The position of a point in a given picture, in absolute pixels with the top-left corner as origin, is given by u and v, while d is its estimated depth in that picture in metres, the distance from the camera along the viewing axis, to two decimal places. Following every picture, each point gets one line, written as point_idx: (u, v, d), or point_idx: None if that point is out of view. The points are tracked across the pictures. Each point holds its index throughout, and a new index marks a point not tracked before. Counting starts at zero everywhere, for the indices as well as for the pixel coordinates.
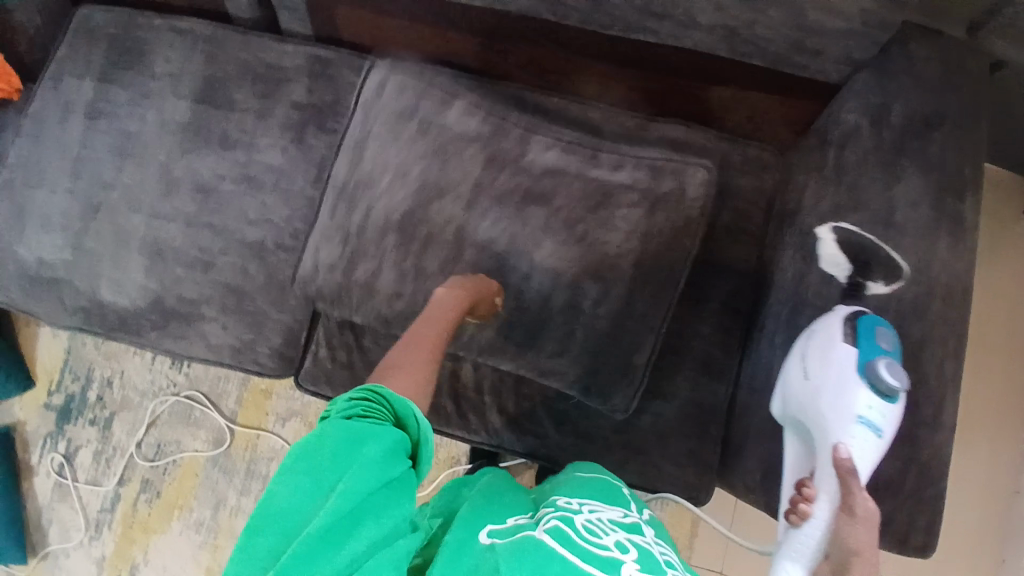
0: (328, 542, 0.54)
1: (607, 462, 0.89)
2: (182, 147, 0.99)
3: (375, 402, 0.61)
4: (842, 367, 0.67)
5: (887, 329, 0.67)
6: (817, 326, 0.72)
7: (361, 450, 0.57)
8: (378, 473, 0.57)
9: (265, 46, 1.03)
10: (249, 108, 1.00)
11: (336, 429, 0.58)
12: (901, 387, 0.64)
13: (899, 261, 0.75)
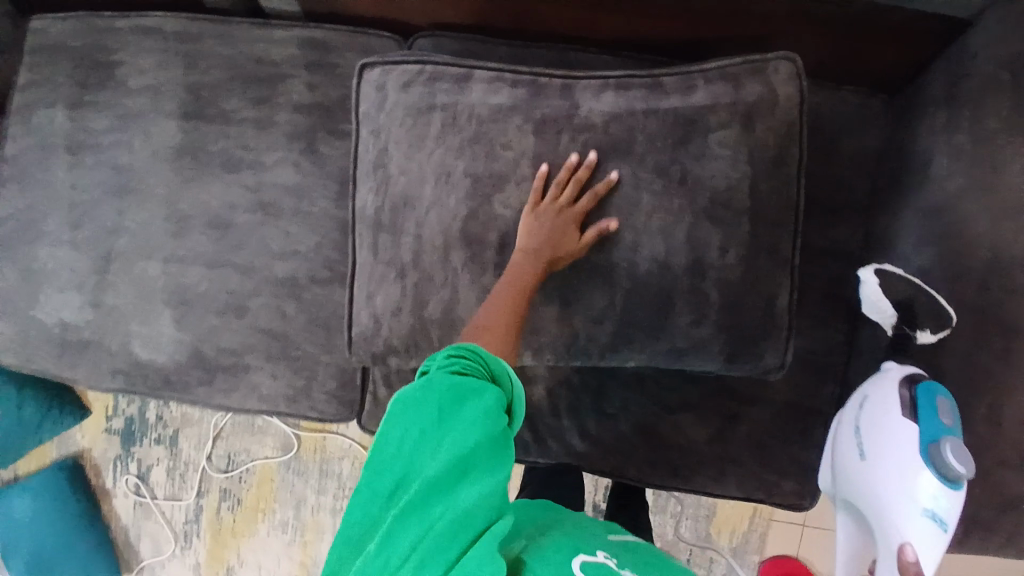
0: (434, 496, 0.51)
1: (703, 472, 0.87)
2: (182, 175, 0.87)
3: (470, 359, 0.56)
4: (901, 447, 0.60)
5: (946, 398, 0.60)
6: (872, 393, 0.65)
7: (459, 410, 0.53)
8: (476, 435, 0.52)
9: (248, 36, 0.86)
10: (248, 118, 0.86)
11: (437, 383, 0.54)
12: (969, 473, 0.56)
13: (948, 310, 0.69)
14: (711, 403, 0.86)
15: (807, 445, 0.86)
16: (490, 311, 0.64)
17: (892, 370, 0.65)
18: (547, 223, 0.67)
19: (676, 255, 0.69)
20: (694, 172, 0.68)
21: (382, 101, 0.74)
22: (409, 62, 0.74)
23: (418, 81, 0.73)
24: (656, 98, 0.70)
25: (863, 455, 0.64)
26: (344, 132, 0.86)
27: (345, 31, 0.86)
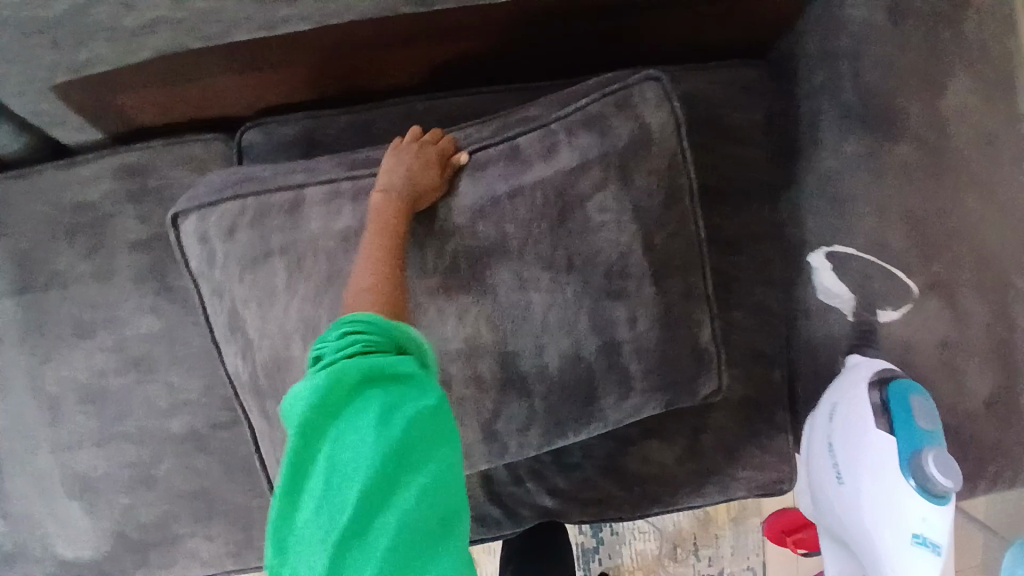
0: (383, 495, 0.45)
1: (683, 491, 0.83)
2: (37, 355, 0.77)
3: (371, 333, 0.49)
4: (883, 462, 0.68)
5: (922, 403, 0.67)
6: (841, 406, 0.71)
7: (381, 390, 0.47)
8: (407, 414, 0.46)
9: (56, 180, 0.75)
10: (86, 272, 0.76)
11: (341, 373, 0.47)
12: (955, 485, 0.63)
13: (909, 286, 0.69)
14: (673, 423, 0.81)
15: (773, 434, 0.82)
16: (366, 261, 0.56)
17: (862, 371, 0.70)
18: (399, 163, 0.62)
19: (586, 333, 0.64)
20: (587, 251, 0.63)
21: (214, 256, 0.66)
22: (228, 195, 0.66)
23: (245, 221, 0.65)
24: (518, 171, 0.64)
25: (843, 480, 0.71)
26: None
27: (161, 145, 0.76)
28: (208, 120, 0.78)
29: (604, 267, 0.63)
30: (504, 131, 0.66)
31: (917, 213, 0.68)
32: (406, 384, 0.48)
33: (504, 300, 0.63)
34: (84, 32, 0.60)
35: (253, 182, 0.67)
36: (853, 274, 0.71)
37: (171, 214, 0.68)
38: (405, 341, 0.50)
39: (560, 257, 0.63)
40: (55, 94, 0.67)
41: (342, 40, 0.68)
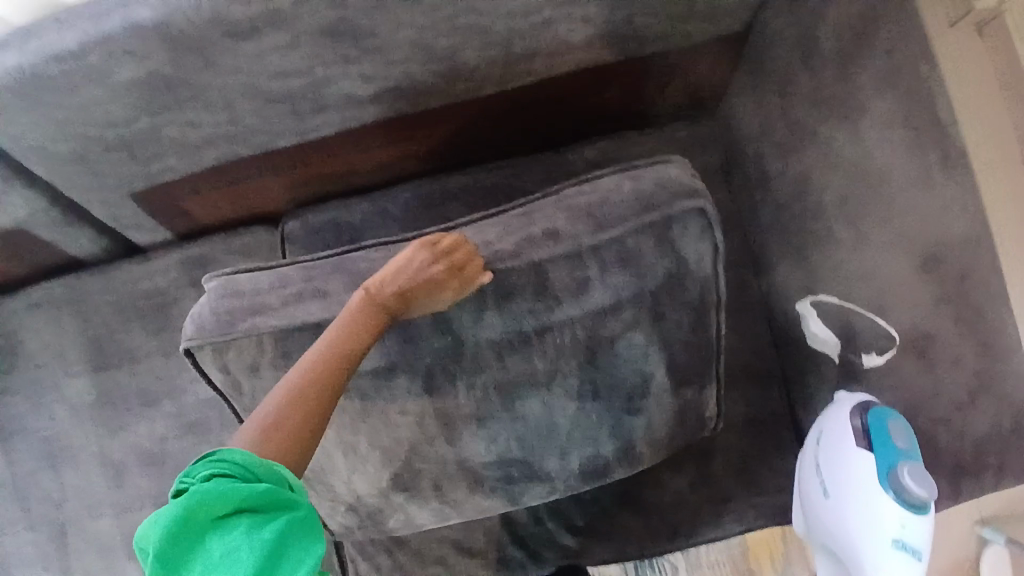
0: None
1: (702, 525, 0.85)
2: (105, 426, 0.88)
3: (233, 470, 0.52)
4: (863, 475, 0.73)
5: (898, 424, 0.70)
6: (828, 427, 0.77)
7: (240, 520, 0.50)
8: (268, 538, 0.49)
9: (130, 275, 0.90)
10: (152, 350, 0.89)
11: (198, 502, 0.49)
12: (930, 492, 0.69)
13: (887, 330, 0.73)
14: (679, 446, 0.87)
15: (783, 450, 0.86)
16: (289, 399, 0.58)
17: (846, 403, 0.77)
18: (408, 268, 0.63)
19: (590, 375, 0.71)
20: (612, 380, 0.71)
21: (239, 383, 0.69)
22: (240, 329, 0.66)
23: (268, 358, 0.67)
24: (546, 309, 0.66)
25: (829, 495, 0.77)
26: None
27: (219, 238, 0.91)
28: (256, 216, 0.94)
29: (627, 393, 0.72)
30: (523, 248, 0.65)
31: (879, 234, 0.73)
32: (268, 509, 0.51)
33: (532, 412, 0.72)
34: (158, 148, 0.77)
35: (263, 313, 0.67)
36: (831, 318, 0.80)
37: (183, 348, 0.67)
38: (272, 469, 0.53)
39: (584, 388, 0.71)
40: (134, 198, 0.84)
41: (361, 143, 0.84)
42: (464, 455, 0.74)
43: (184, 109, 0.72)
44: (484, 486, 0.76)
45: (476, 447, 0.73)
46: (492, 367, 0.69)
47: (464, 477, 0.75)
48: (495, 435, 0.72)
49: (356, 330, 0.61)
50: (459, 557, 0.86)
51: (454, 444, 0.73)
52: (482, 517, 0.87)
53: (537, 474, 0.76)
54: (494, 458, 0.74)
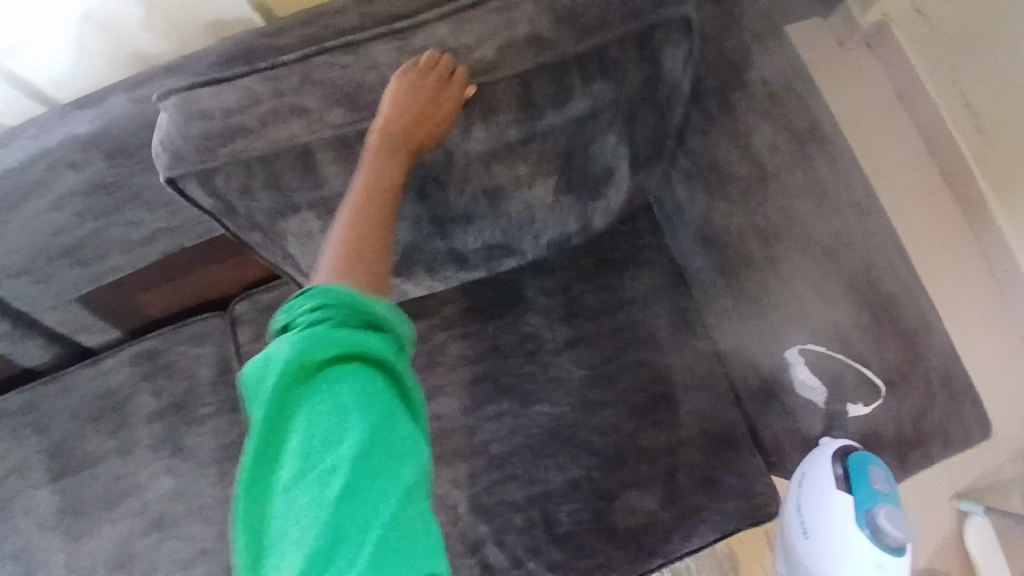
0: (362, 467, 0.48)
1: (676, 541, 0.86)
2: (69, 534, 0.86)
3: (346, 305, 0.53)
4: (845, 518, 0.85)
5: (878, 469, 0.80)
6: (809, 465, 0.86)
7: (351, 371, 0.51)
8: (372, 402, 0.50)
9: (84, 378, 0.91)
10: (111, 450, 0.89)
11: (316, 344, 0.50)
12: (903, 533, 0.82)
13: (875, 381, 0.77)
14: (643, 466, 0.88)
15: (743, 457, 0.88)
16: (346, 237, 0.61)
17: (828, 448, 0.83)
18: (403, 93, 0.65)
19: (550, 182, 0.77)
20: (584, 174, 0.78)
21: (232, 207, 0.70)
22: (223, 151, 0.66)
23: (260, 182, 0.68)
24: (531, 121, 0.70)
25: (809, 539, 0.90)
26: (203, 415, 0.90)
27: (170, 331, 0.93)
28: (204, 302, 0.97)
29: (594, 182, 0.80)
30: (502, 57, 0.67)
31: (784, 237, 0.79)
32: (375, 365, 0.52)
33: (515, 209, 0.79)
34: (103, 250, 0.80)
35: (247, 135, 0.66)
36: (822, 368, 0.79)
37: (165, 176, 0.66)
38: (376, 308, 0.54)
39: (558, 182, 0.78)
40: (81, 300, 0.86)
41: None
42: (455, 245, 0.82)
43: (124, 210, 0.75)
44: (474, 268, 0.87)
45: (465, 239, 0.81)
46: (477, 172, 0.73)
47: (451, 260, 0.84)
48: (482, 230, 0.80)
49: (388, 164, 0.65)
50: None
51: (446, 238, 0.80)
52: (461, 569, 0.86)
53: (513, 250, 0.86)
54: (482, 245, 0.83)
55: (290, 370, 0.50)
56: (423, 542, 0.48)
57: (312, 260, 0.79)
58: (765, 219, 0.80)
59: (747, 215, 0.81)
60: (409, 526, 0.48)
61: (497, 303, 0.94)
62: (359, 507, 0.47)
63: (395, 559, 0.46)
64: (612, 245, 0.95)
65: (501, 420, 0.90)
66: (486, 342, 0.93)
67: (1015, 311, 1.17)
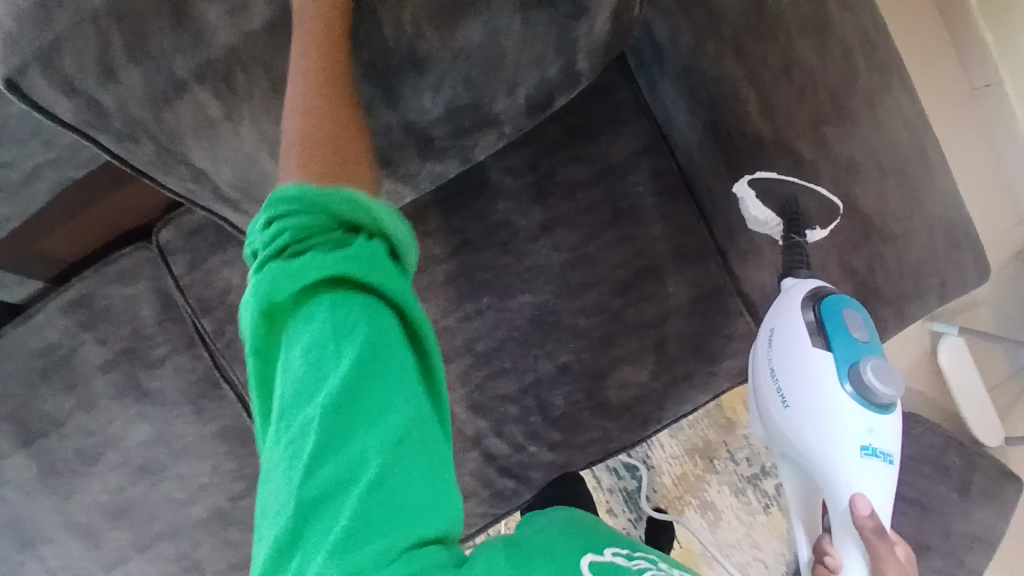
0: (345, 409, 0.40)
1: (670, 407, 0.87)
2: (56, 495, 0.84)
3: (312, 214, 0.43)
4: (824, 376, 0.66)
5: (854, 315, 0.67)
6: (781, 317, 0.71)
7: (326, 300, 0.42)
8: (351, 338, 0.41)
9: (16, 337, 0.82)
10: (73, 407, 0.82)
11: (277, 271, 0.42)
12: (896, 390, 0.64)
13: (833, 201, 0.72)
14: (632, 342, 0.85)
15: (735, 318, 0.86)
16: (307, 108, 0.47)
17: (793, 295, 0.70)
18: None
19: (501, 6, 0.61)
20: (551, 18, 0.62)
21: (97, 104, 0.57)
22: (61, 14, 0.55)
23: (121, 53, 0.56)
24: None
25: (785, 402, 0.69)
26: (162, 356, 0.83)
27: (91, 271, 0.82)
28: (123, 234, 0.84)
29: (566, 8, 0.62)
30: None
31: (782, 83, 0.68)
32: (357, 288, 0.43)
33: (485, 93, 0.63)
34: None
35: None
36: (775, 196, 0.73)
37: (2, 73, 0.55)
38: (335, 203, 0.43)
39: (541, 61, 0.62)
40: None
41: None
42: (409, 115, 0.66)
43: None
44: (441, 150, 0.71)
45: (422, 103, 0.65)
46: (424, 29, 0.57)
47: (412, 143, 0.69)
48: (439, 82, 0.63)
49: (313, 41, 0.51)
50: None
51: (395, 106, 0.64)
52: (463, 463, 0.87)
53: (486, 120, 0.69)
54: (442, 112, 0.67)
55: (260, 297, 0.42)
56: (417, 506, 0.41)
57: (216, 168, 0.63)
58: (759, 66, 0.68)
59: (737, 62, 0.68)
60: (399, 485, 0.41)
61: (459, 192, 0.84)
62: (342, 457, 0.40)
63: (376, 525, 0.40)
64: (580, 106, 0.83)
65: (481, 316, 0.85)
66: (454, 238, 0.85)
67: (986, 114, 1.11)
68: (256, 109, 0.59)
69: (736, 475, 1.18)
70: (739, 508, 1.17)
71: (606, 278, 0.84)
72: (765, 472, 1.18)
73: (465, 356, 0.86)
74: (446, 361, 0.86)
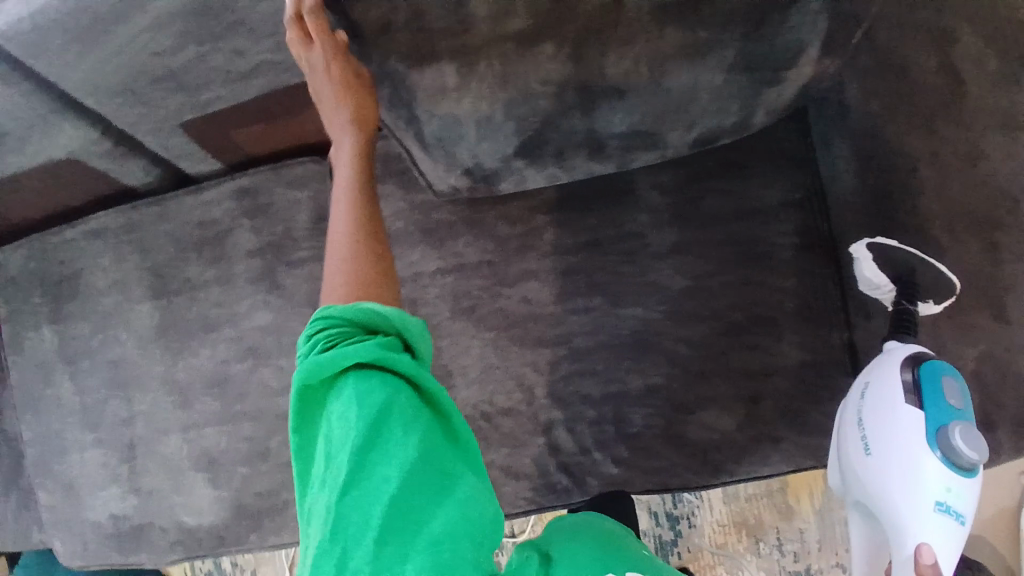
0: (367, 457, 0.52)
1: (749, 464, 0.85)
2: (169, 350, 0.92)
3: (338, 321, 0.57)
4: (909, 436, 0.67)
5: (953, 381, 0.67)
6: (874, 375, 0.72)
7: (352, 378, 0.55)
8: (369, 402, 0.53)
9: (183, 204, 0.91)
10: (210, 279, 0.91)
11: (312, 366, 0.55)
12: (981, 457, 0.64)
13: (951, 279, 0.70)
14: (727, 386, 0.85)
15: (841, 396, 0.84)
16: (340, 252, 0.62)
17: (895, 355, 0.71)
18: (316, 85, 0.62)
19: (735, 38, 0.59)
20: (765, 62, 0.61)
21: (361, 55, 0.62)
22: None
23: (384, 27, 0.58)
24: None
25: (866, 452, 0.71)
26: (299, 259, 0.89)
27: (269, 169, 0.90)
28: (304, 145, 0.91)
29: (775, 66, 0.62)
30: None
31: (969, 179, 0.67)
32: (372, 365, 0.55)
33: (680, 98, 0.64)
34: (203, 77, 0.72)
35: None
36: (892, 263, 0.77)
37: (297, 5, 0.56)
38: (353, 310, 0.57)
39: (743, 85, 0.64)
40: (184, 129, 0.82)
41: None
42: (596, 125, 0.67)
43: (229, 37, 0.67)
44: (608, 159, 0.73)
45: (611, 120, 0.66)
46: (646, 34, 0.58)
47: (586, 147, 0.70)
48: (632, 110, 0.65)
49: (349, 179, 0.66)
50: (507, 481, 0.90)
51: (589, 117, 0.66)
52: (528, 445, 0.89)
53: (657, 143, 0.70)
54: (625, 130, 0.68)
55: (301, 387, 0.56)
56: (441, 524, 0.51)
57: (428, 117, 0.66)
58: (951, 155, 0.67)
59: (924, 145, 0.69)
60: (416, 511, 0.51)
61: (604, 196, 0.89)
62: (368, 498, 0.51)
63: (399, 539, 0.50)
64: (748, 148, 0.86)
65: (589, 314, 0.88)
66: (588, 235, 0.88)
67: None
68: (482, 79, 0.61)
69: (777, 565, 1.13)
70: None
71: (721, 317, 0.85)
72: (808, 573, 1.13)
73: (562, 348, 0.88)
74: (542, 346, 0.89)
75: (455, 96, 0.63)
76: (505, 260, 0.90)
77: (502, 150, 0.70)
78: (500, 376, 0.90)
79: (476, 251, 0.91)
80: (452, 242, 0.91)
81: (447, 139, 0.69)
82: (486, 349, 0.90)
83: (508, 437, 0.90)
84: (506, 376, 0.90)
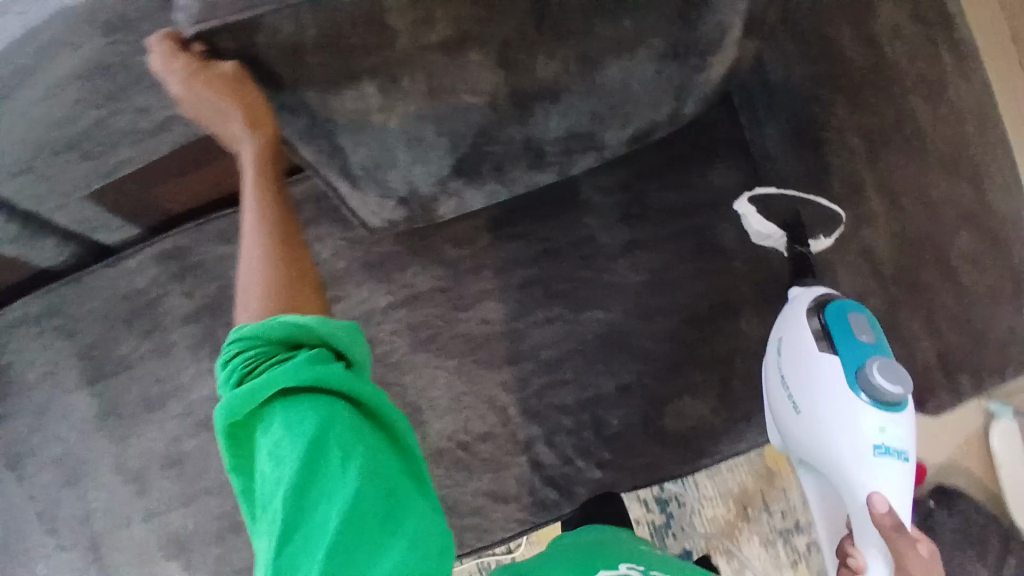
0: (305, 494, 0.47)
1: (729, 445, 0.86)
2: (117, 436, 0.85)
3: (257, 341, 0.52)
4: (834, 383, 0.68)
5: (860, 318, 0.69)
6: (787, 326, 0.74)
7: (281, 406, 0.50)
8: (304, 434, 0.48)
9: (106, 279, 0.85)
10: (149, 353, 0.85)
11: (235, 397, 0.50)
12: (904, 389, 0.65)
13: (834, 209, 0.76)
14: (698, 372, 0.85)
15: None
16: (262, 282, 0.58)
17: (802, 302, 0.74)
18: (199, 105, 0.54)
19: (658, 26, 0.59)
20: (691, 46, 0.61)
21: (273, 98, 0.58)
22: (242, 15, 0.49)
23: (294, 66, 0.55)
24: None
25: (797, 408, 0.72)
26: None
27: (193, 228, 0.85)
28: (223, 197, 0.86)
29: (703, 50, 0.62)
30: None
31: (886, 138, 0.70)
32: (304, 389, 0.50)
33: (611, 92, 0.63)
34: (106, 142, 0.67)
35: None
36: (775, 212, 0.82)
37: None
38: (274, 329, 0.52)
39: (670, 72, 0.64)
40: (93, 199, 0.75)
41: None
42: (532, 133, 0.66)
43: (129, 95, 0.62)
44: (548, 165, 0.72)
45: (547, 124, 0.65)
46: (573, 35, 0.57)
47: (525, 155, 0.69)
48: (567, 110, 0.64)
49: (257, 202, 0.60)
50: (496, 507, 0.87)
51: (525, 124, 0.65)
52: (511, 466, 0.87)
53: (594, 143, 0.70)
54: (561, 133, 0.67)
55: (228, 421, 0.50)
56: (392, 564, 0.46)
57: (354, 147, 0.63)
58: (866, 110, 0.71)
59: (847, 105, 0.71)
60: (366, 549, 0.46)
61: (545, 204, 0.88)
62: (310, 541, 0.46)
63: None
64: (682, 136, 0.86)
65: (550, 324, 0.86)
66: (536, 244, 0.87)
67: None
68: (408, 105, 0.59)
69: (768, 527, 1.16)
70: (764, 560, 1.15)
71: (682, 304, 0.85)
72: (799, 527, 1.16)
73: (529, 361, 0.87)
74: (508, 362, 0.87)
75: (380, 124, 0.60)
76: (457, 283, 0.88)
77: (438, 172, 0.68)
78: (471, 401, 0.88)
79: (426, 280, 0.88)
80: (400, 274, 0.88)
81: (378, 170, 0.66)
82: (453, 376, 0.88)
83: (489, 462, 0.87)
84: (477, 400, 0.88)
